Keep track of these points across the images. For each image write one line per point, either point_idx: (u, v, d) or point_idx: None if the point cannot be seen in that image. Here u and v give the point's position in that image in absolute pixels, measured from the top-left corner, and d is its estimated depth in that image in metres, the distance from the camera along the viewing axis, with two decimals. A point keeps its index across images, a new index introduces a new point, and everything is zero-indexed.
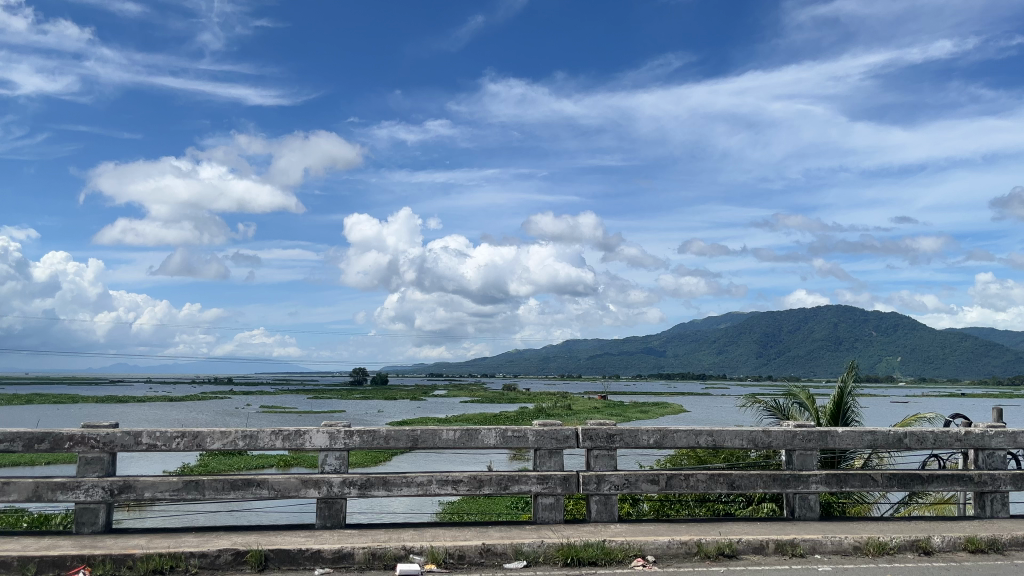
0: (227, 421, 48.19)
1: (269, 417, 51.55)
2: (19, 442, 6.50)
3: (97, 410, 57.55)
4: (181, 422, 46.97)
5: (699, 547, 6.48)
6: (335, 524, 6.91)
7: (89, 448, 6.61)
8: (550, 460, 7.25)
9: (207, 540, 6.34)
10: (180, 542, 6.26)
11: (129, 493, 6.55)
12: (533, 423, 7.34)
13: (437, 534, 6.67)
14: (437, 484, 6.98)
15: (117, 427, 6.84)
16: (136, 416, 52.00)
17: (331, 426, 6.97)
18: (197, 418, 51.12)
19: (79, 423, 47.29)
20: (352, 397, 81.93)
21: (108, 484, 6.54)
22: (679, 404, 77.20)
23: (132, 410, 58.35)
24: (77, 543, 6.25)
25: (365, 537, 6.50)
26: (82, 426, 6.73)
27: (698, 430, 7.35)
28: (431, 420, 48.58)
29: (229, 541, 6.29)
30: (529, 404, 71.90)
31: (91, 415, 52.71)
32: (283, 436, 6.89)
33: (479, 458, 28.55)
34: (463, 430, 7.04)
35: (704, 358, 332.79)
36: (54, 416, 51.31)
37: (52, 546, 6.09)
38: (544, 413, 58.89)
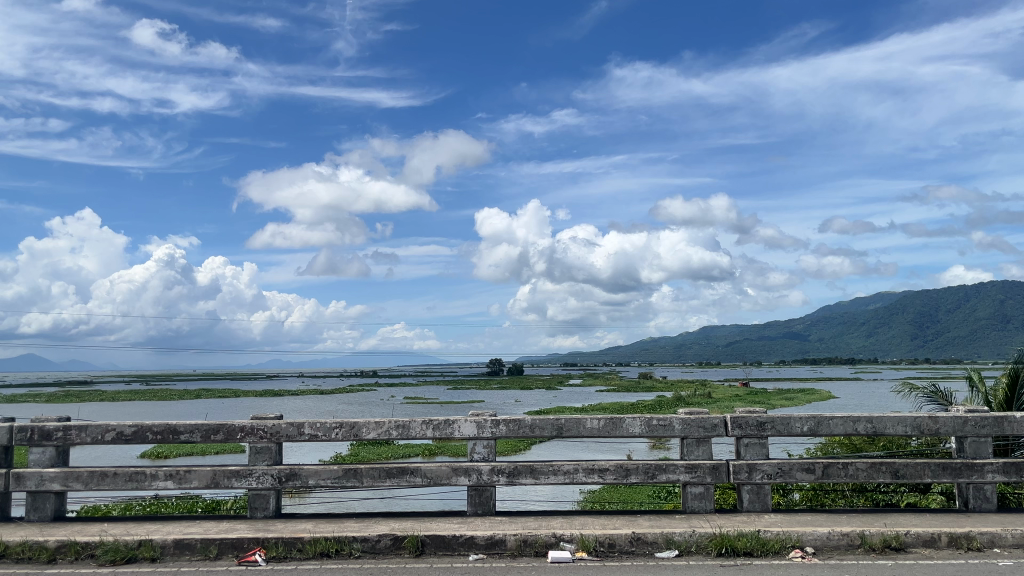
0: (374, 412, 50.35)
1: (412, 408, 53.26)
2: (197, 434, 7.06)
3: (257, 403, 61.40)
4: (331, 413, 49.45)
5: (862, 539, 6.18)
6: (486, 511, 7.07)
7: (258, 438, 7.05)
8: (698, 449, 7.10)
9: (367, 526, 6.64)
10: (344, 527, 6.61)
11: (294, 481, 6.95)
12: (679, 411, 7.21)
13: (585, 522, 6.69)
14: (584, 472, 7.00)
15: (281, 418, 7.27)
16: (292, 408, 55.23)
17: (478, 416, 7.13)
18: (346, 409, 53.63)
19: (241, 415, 50.61)
20: (487, 387, 83.29)
21: (277, 472, 6.98)
22: (828, 391, 73.32)
23: (289, 402, 61.83)
24: (252, 527, 6.72)
25: (516, 524, 6.62)
26: (251, 418, 7.20)
27: (856, 417, 6.99)
28: (568, 408, 48.84)
29: (388, 527, 6.56)
30: (668, 392, 70.76)
31: (251, 408, 56.24)
32: (433, 425, 7.12)
33: (619, 448, 28.28)
34: (607, 419, 7.03)
35: (852, 342, 315.97)
36: (221, 409, 55.33)
37: (230, 530, 6.56)
38: (684, 401, 58.00)
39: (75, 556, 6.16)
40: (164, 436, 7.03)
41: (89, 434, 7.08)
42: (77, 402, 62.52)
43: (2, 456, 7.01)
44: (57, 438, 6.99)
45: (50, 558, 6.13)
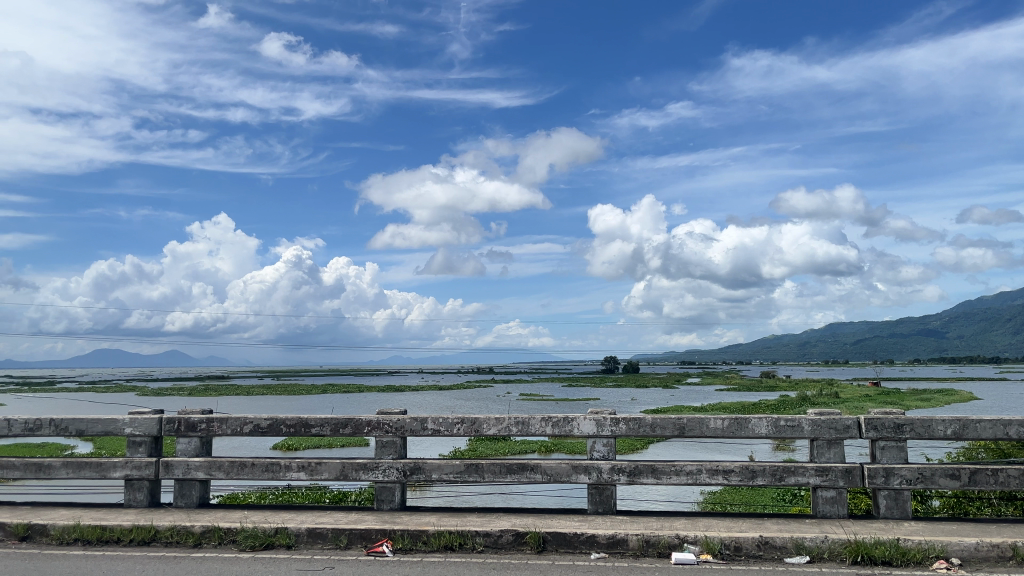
0: (492, 408, 50.92)
1: (527, 404, 53.60)
2: (327, 427, 7.36)
3: (379, 398, 63.48)
4: (450, 408, 50.39)
5: (1014, 552, 5.74)
6: (606, 510, 7.01)
7: (384, 432, 7.27)
8: (829, 451, 6.80)
9: (489, 520, 6.73)
10: (467, 521, 6.71)
11: (418, 474, 7.11)
12: (808, 412, 6.93)
13: (710, 524, 6.52)
14: (707, 473, 6.82)
15: (406, 413, 7.46)
16: (413, 402, 56.60)
17: (597, 414, 7.07)
18: (465, 404, 54.43)
19: (364, 409, 52.27)
20: (603, 384, 82.83)
21: (401, 466, 7.16)
22: (969, 392, 68.59)
23: (409, 398, 63.33)
24: (379, 518, 6.93)
25: (638, 524, 6.54)
26: (377, 413, 7.43)
27: (1006, 420, 6.50)
28: (686, 407, 47.84)
29: (510, 522, 6.63)
30: (792, 392, 68.01)
31: (374, 403, 58.03)
32: (552, 422, 7.11)
33: (741, 448, 27.41)
34: (732, 419, 6.82)
35: (996, 340, 294.19)
36: (346, 403, 57.39)
37: (359, 521, 6.78)
38: (810, 401, 55.49)
39: (218, 540, 6.54)
40: (296, 429, 7.36)
41: (229, 426, 7.50)
42: (215, 396, 66.62)
43: (152, 445, 7.54)
44: (201, 429, 7.45)
45: (196, 542, 6.54)
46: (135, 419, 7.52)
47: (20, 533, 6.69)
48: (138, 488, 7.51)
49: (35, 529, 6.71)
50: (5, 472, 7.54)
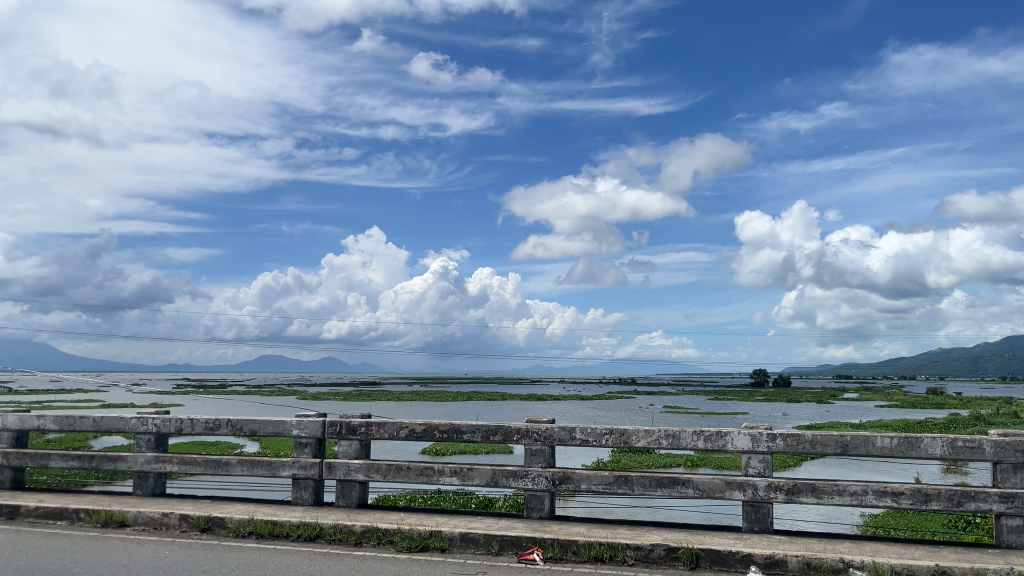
0: (635, 420, 50.16)
1: (673, 417, 52.45)
2: (478, 434, 7.52)
3: (522, 407, 64.31)
4: (593, 418, 50.12)
5: None
6: (763, 529, 6.75)
7: (533, 441, 7.33)
8: (1015, 477, 6.22)
9: (639, 534, 6.64)
10: (617, 533, 6.66)
11: (567, 484, 7.13)
12: (990, 433, 6.36)
13: (877, 549, 6.13)
14: (874, 494, 6.43)
15: (554, 423, 7.49)
16: (557, 412, 56.69)
17: (752, 429, 6.82)
18: (609, 415, 53.95)
19: (509, 417, 52.93)
20: (753, 398, 79.91)
21: (550, 475, 7.21)
22: None
23: (553, 407, 63.47)
24: (530, 526, 7.00)
25: (797, 544, 6.25)
26: (526, 421, 7.51)
27: None
28: (843, 424, 45.08)
29: (661, 537, 6.52)
30: (964, 410, 62.65)
31: (518, 411, 58.62)
32: (705, 436, 6.94)
33: (905, 471, 25.49)
34: (901, 438, 6.40)
35: None
36: (491, 411, 58.41)
37: (510, 527, 6.88)
38: (985, 421, 50.89)
39: (377, 540, 6.82)
40: (449, 435, 7.58)
41: (387, 430, 7.82)
42: (368, 400, 70.08)
43: (317, 446, 7.96)
44: (361, 433, 7.81)
45: (357, 540, 6.85)
46: (302, 421, 7.98)
47: (202, 524, 7.25)
48: (304, 486, 7.97)
49: (215, 521, 7.24)
50: (188, 468, 8.20)
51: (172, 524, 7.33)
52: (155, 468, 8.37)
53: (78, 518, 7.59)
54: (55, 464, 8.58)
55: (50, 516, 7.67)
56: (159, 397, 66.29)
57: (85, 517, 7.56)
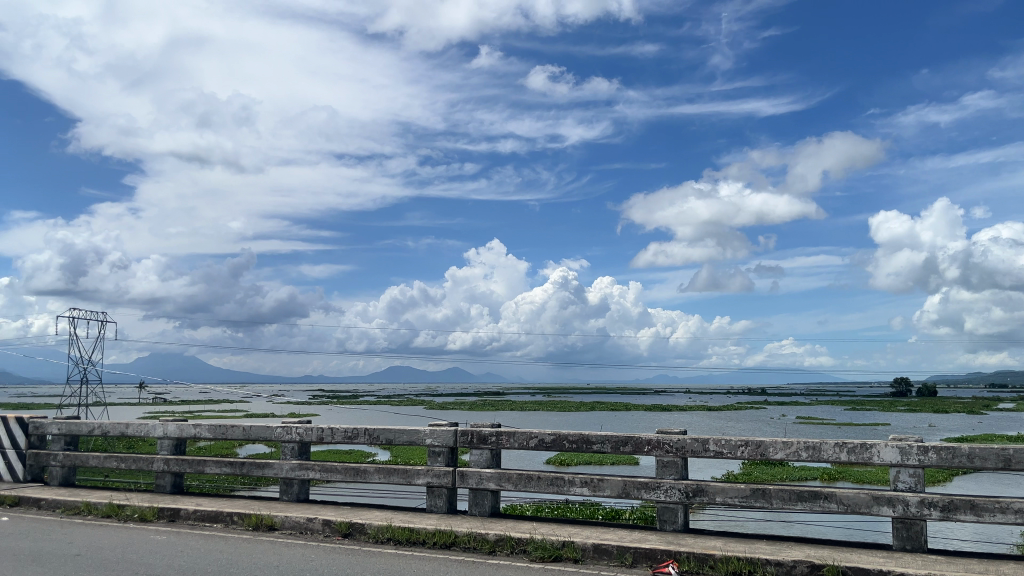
0: (765, 431, 48.30)
1: (806, 428, 50.15)
2: (608, 445, 7.48)
3: (646, 417, 63.32)
4: (721, 429, 48.65)
5: None
6: (916, 548, 6.36)
7: (664, 452, 7.21)
8: None
9: (780, 549, 6.40)
10: (755, 548, 6.44)
11: (701, 496, 6.97)
12: None
13: None
14: None
15: (686, 434, 7.35)
16: (683, 423, 55.41)
17: (901, 441, 6.45)
18: (737, 426, 52.21)
19: (633, 428, 52.20)
20: (894, 408, 75.29)
21: (684, 486, 7.06)
22: None
23: (679, 418, 62.10)
24: (664, 538, 6.88)
25: (955, 565, 5.84)
26: (657, 432, 7.40)
27: None
28: (998, 437, 41.66)
29: (803, 553, 6.25)
30: None
31: (642, 422, 57.63)
32: (848, 448, 6.60)
33: None
34: None
35: None
36: (615, 421, 57.77)
37: (643, 539, 6.79)
38: None
39: (511, 549, 6.89)
40: (578, 445, 7.57)
41: (517, 440, 7.90)
42: (492, 410, 70.99)
43: (450, 456, 8.14)
44: (491, 442, 7.92)
45: (491, 549, 6.94)
46: (435, 431, 8.18)
47: (344, 530, 7.55)
48: (438, 494, 8.16)
49: (356, 527, 7.53)
50: (329, 475, 8.57)
51: (316, 529, 7.68)
52: (299, 475, 8.78)
53: (232, 521, 8.08)
54: (210, 470, 9.16)
55: (207, 519, 8.21)
56: (297, 406, 69.74)
57: (238, 520, 8.04)
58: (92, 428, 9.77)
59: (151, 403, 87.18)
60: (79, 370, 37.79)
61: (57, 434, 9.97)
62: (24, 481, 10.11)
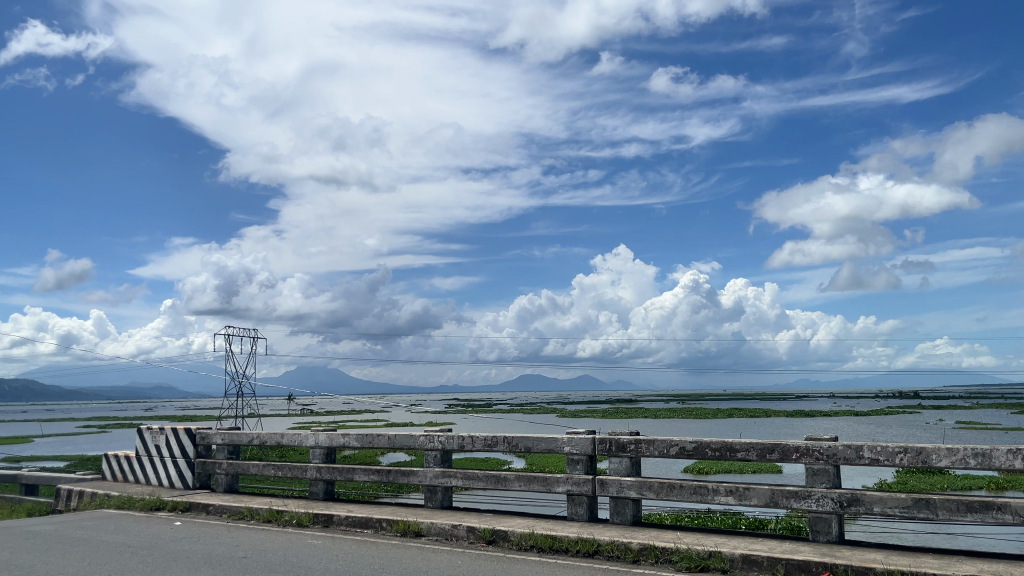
0: (920, 437, 45.15)
1: (969, 434, 46.46)
2: (753, 452, 7.24)
3: (789, 423, 60.65)
4: (869, 436, 45.96)
5: None
6: None
7: (815, 460, 6.90)
8: None
9: (948, 563, 5.99)
10: (920, 562, 6.05)
11: (857, 506, 6.62)
12: None
13: None
14: None
15: (838, 440, 7.01)
16: (828, 429, 52.71)
17: None
18: (889, 432, 49.08)
19: (774, 435, 50.09)
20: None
21: (837, 496, 6.73)
22: None
23: (823, 424, 59.09)
24: (818, 549, 6.59)
25: None
26: (806, 439, 7.09)
27: None
28: None
29: (976, 568, 5.82)
30: None
31: (784, 428, 55.27)
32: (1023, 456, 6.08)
33: None
34: None
35: None
36: (754, 428, 55.69)
37: (795, 551, 6.53)
38: None
39: (656, 559, 6.79)
40: (722, 453, 7.37)
41: (657, 448, 7.79)
42: (626, 417, 70.33)
43: (588, 464, 8.12)
44: (631, 450, 7.84)
45: (635, 558, 6.86)
46: (573, 439, 8.19)
47: (487, 537, 7.68)
48: (579, 503, 8.16)
49: (499, 534, 7.64)
50: (471, 482, 8.75)
51: (461, 536, 7.86)
52: (442, 482, 9.02)
53: (381, 527, 8.40)
54: (359, 478, 9.57)
55: (358, 525, 8.56)
56: (434, 416, 71.65)
57: (386, 526, 8.34)
58: (250, 438, 10.42)
59: (299, 415, 91.96)
60: (234, 384, 40.44)
61: (220, 444, 10.69)
62: (193, 488, 10.92)
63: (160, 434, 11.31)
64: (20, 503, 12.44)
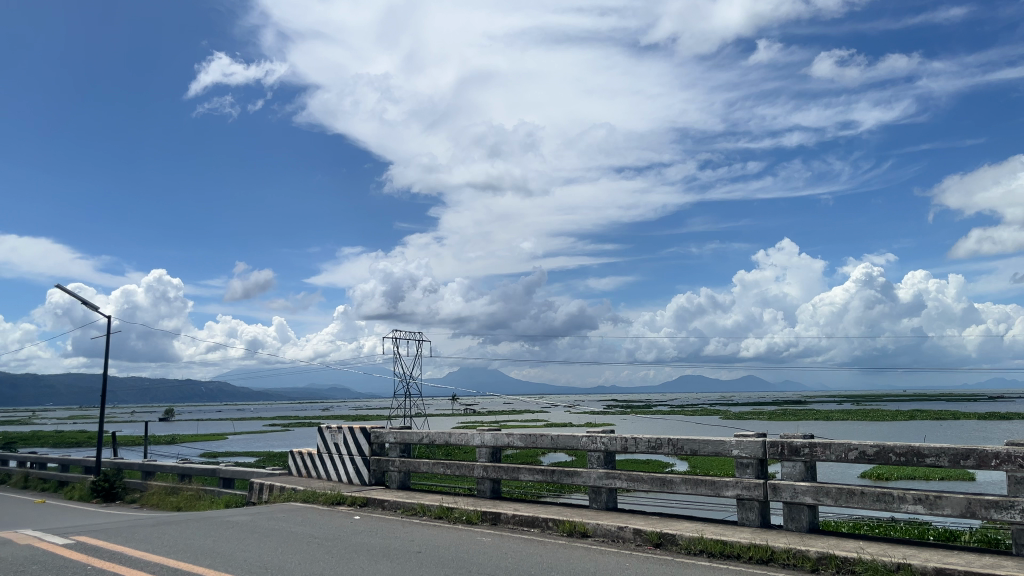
0: None
1: None
2: (945, 457, 6.69)
3: (982, 427, 55.62)
4: None
5: None
6: None
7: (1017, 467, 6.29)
8: None
9: None
10: None
11: None
12: None
13: None
14: None
15: None
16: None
17: None
18: None
19: (962, 439, 46.23)
20: None
21: None
22: None
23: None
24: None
25: None
26: (1006, 444, 6.47)
27: None
28: None
29: None
30: None
31: (976, 431, 50.74)
32: None
33: None
34: None
35: None
36: (941, 431, 51.54)
37: (997, 566, 5.98)
38: None
39: (836, 569, 6.43)
40: (908, 458, 6.88)
41: (834, 452, 7.40)
42: (796, 419, 67.22)
43: (759, 467, 7.83)
44: (804, 454, 7.48)
45: (813, 567, 6.53)
46: (741, 442, 7.93)
47: (655, 540, 7.59)
48: (750, 508, 7.89)
49: (667, 538, 7.53)
50: (636, 485, 8.67)
51: (628, 538, 7.81)
52: (606, 483, 9.00)
53: (548, 526, 8.50)
54: (525, 477, 9.73)
55: (525, 524, 8.71)
56: (594, 417, 71.72)
57: (553, 526, 8.43)
58: (420, 436, 10.85)
59: (463, 414, 94.91)
60: (403, 385, 42.37)
61: (393, 442, 11.23)
62: (369, 484, 11.53)
63: (339, 432, 12.03)
64: (219, 495, 13.61)
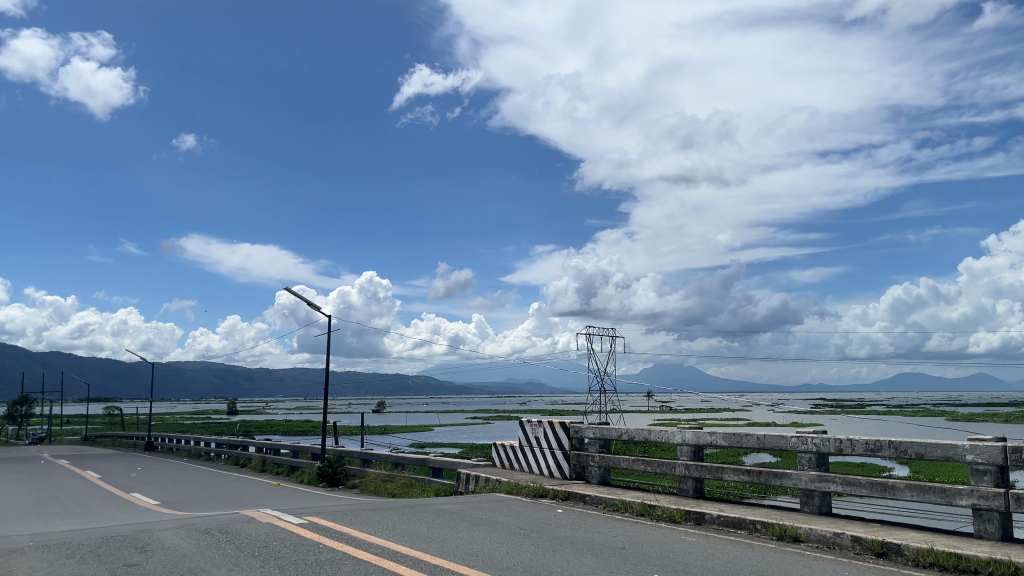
0: None
1: None
2: None
3: None
4: None
5: None
6: None
7: None
8: None
9: None
10: None
11: None
12: None
13: None
14: None
15: None
16: None
17: None
18: None
19: None
20: None
21: None
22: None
23: None
24: None
25: None
26: None
27: None
28: None
29: None
30: None
31: None
32: None
33: None
34: None
35: None
36: None
37: None
38: None
39: None
40: None
41: None
42: None
43: (999, 475, 7.07)
44: None
45: None
46: (977, 447, 7.18)
47: (877, 549, 7.07)
48: (988, 519, 7.13)
49: (890, 547, 6.99)
50: (853, 489, 8.11)
51: (846, 545, 7.34)
52: (819, 487, 8.50)
53: (756, 529, 8.19)
54: (729, 477, 9.42)
55: (731, 525, 8.44)
56: (799, 417, 68.31)
57: (762, 529, 8.11)
58: (619, 433, 10.82)
59: (660, 411, 93.86)
60: (598, 380, 42.64)
61: (592, 438, 11.29)
62: (570, 478, 11.67)
63: (539, 426, 12.30)
64: (429, 484, 14.37)
